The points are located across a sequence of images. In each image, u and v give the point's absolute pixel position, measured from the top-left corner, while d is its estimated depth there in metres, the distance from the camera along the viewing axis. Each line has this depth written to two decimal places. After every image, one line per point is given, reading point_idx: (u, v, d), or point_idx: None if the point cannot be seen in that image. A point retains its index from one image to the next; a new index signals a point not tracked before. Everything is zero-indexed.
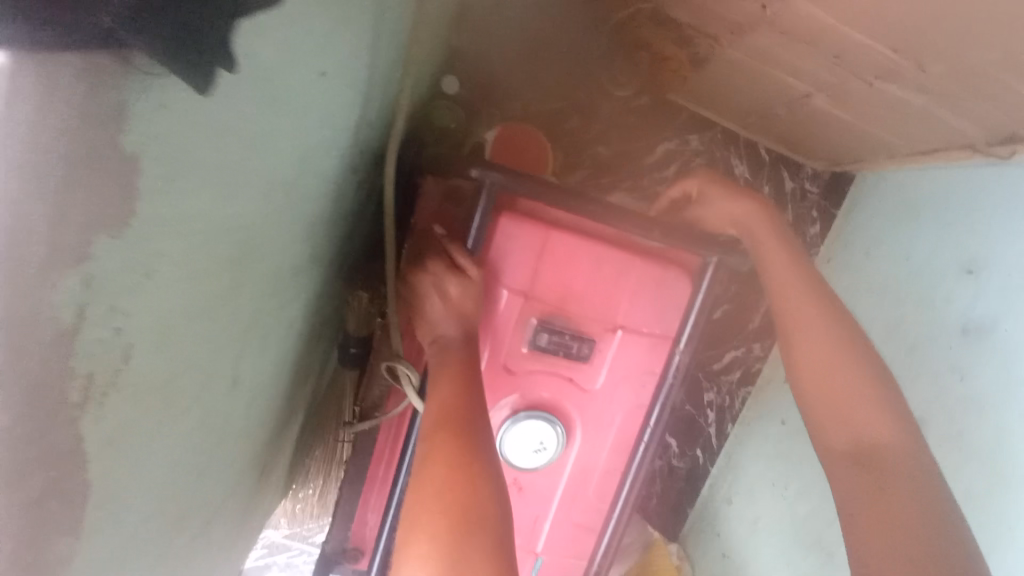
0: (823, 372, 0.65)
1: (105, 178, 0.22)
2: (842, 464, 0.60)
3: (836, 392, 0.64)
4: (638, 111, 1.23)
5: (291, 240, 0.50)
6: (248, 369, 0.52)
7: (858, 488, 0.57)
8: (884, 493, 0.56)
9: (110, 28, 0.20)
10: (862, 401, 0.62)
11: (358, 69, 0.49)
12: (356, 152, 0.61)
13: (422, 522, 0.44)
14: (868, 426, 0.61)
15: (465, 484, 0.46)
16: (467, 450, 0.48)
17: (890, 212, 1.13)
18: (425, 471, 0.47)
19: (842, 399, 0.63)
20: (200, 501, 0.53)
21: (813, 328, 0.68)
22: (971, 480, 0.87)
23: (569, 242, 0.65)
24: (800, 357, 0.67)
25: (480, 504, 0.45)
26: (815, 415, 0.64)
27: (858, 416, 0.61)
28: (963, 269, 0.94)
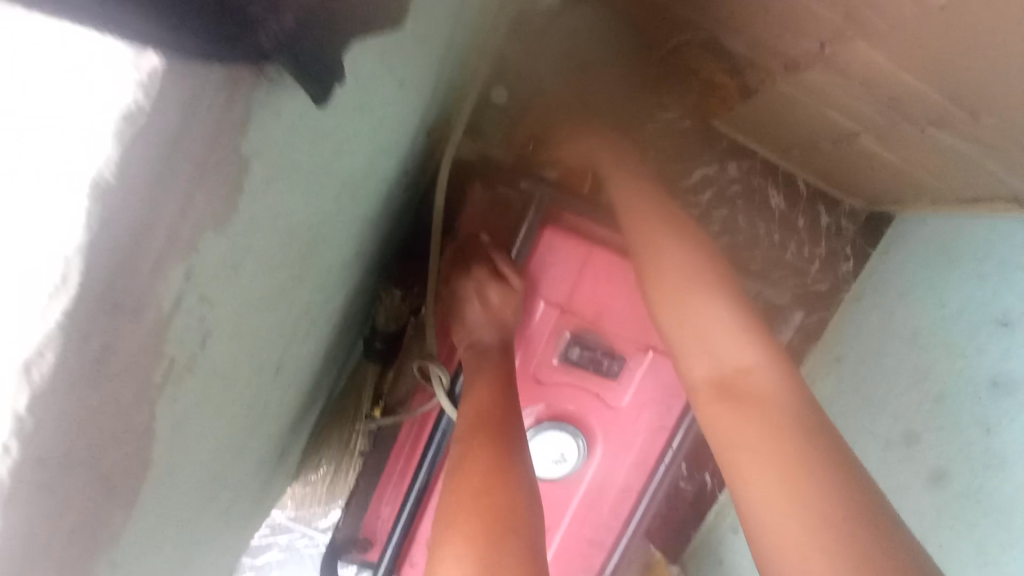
0: (686, 305, 0.59)
1: (221, 178, 0.24)
2: (715, 403, 0.53)
3: (701, 327, 0.57)
4: (679, 133, 1.23)
5: (345, 236, 0.51)
6: (291, 357, 0.54)
7: (735, 431, 0.50)
8: (760, 429, 0.49)
9: (266, 49, 0.21)
10: (725, 327, 0.56)
11: (426, 77, 0.50)
12: (410, 154, 0.62)
13: (458, 521, 0.44)
14: (737, 357, 0.54)
15: (500, 489, 0.47)
16: (500, 456, 0.50)
17: (926, 256, 1.12)
18: (462, 472, 0.49)
19: (707, 333, 0.57)
20: (229, 481, 0.54)
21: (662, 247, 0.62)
22: (985, 534, 0.87)
23: (610, 261, 0.65)
24: (663, 292, 0.61)
25: (514, 508, 0.46)
26: (692, 371, 0.56)
27: (723, 347, 0.55)
28: (997, 322, 0.93)
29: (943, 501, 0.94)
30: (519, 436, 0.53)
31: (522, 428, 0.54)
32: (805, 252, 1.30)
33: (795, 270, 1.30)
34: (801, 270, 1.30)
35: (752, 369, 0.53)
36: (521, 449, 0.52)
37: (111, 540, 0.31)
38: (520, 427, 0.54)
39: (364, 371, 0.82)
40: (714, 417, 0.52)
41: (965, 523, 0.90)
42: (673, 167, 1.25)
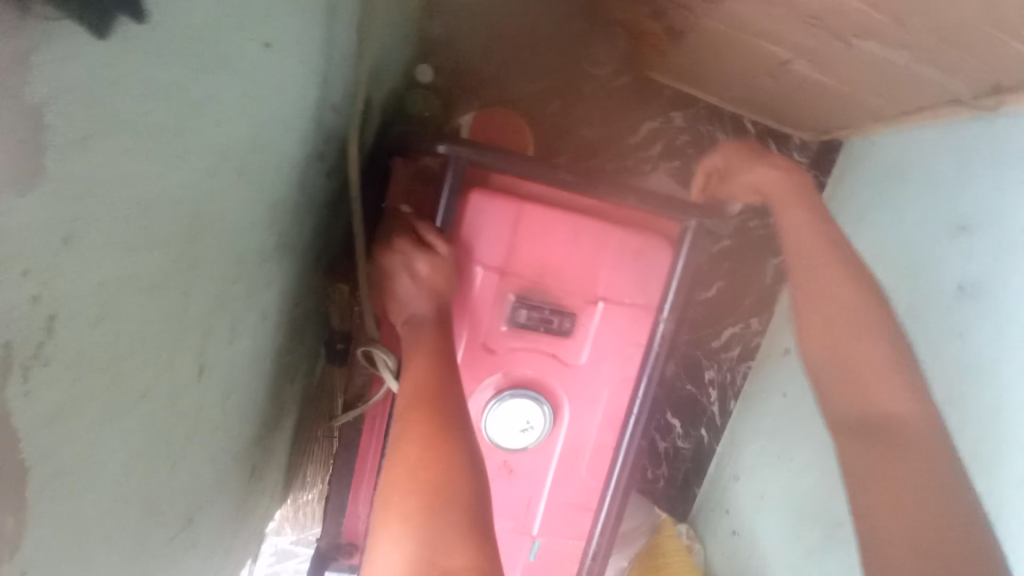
0: (849, 350, 0.66)
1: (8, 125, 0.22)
2: (851, 437, 0.62)
3: (845, 372, 0.66)
4: (618, 91, 1.23)
5: (250, 224, 0.49)
6: (219, 358, 0.52)
7: (874, 463, 0.59)
8: (898, 467, 0.58)
9: None
10: (871, 374, 0.64)
11: (309, 47, 0.49)
12: (323, 137, 0.60)
13: (395, 504, 0.46)
14: (883, 409, 0.62)
15: (437, 464, 0.47)
16: (438, 428, 0.49)
17: (879, 176, 1.12)
18: (398, 451, 0.48)
19: (857, 376, 0.64)
20: (175, 496, 0.53)
21: (829, 292, 0.69)
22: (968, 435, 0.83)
23: (542, 214, 0.63)
24: (812, 342, 0.69)
25: (452, 483, 0.46)
26: (837, 398, 0.65)
27: (878, 391, 0.62)
28: (955, 226, 0.92)
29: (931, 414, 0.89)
30: (461, 406, 0.52)
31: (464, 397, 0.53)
32: None
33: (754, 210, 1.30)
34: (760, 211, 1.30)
35: (899, 419, 0.61)
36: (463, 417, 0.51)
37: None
38: (461, 396, 0.53)
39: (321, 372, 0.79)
40: (846, 440, 0.63)
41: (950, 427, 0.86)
42: (617, 125, 1.24)
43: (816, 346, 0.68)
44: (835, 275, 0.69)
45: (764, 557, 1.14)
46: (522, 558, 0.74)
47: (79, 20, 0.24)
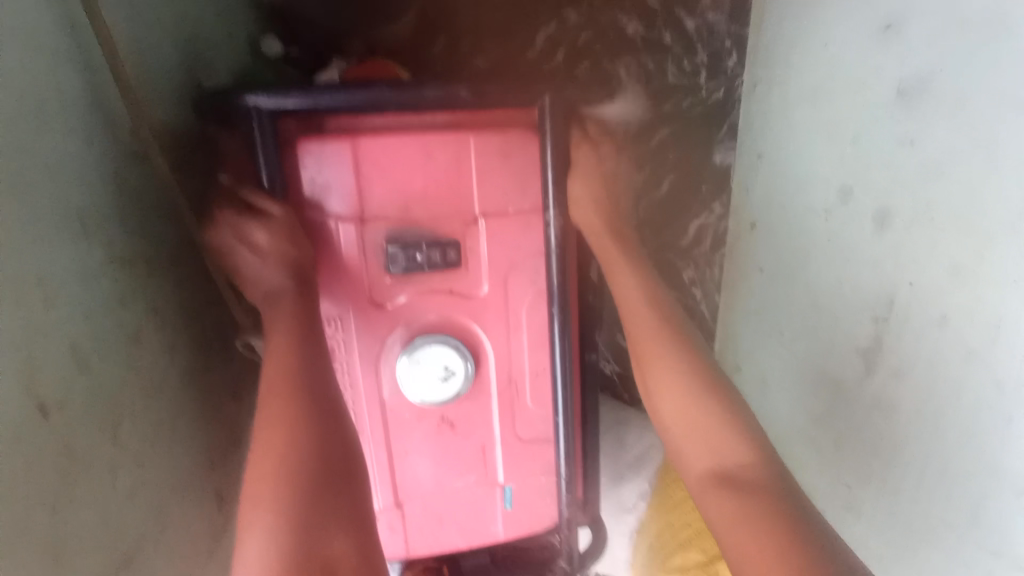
0: (677, 405, 0.67)
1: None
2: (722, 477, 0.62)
3: (701, 437, 0.65)
4: (495, 9, 1.16)
5: (32, 243, 0.45)
6: (71, 392, 0.49)
7: (724, 510, 0.58)
8: (741, 515, 0.56)
9: None
10: (712, 421, 0.65)
11: (27, 37, 0.45)
12: (118, 135, 0.55)
13: (267, 501, 0.43)
14: (722, 455, 0.63)
15: (310, 454, 0.46)
16: (306, 414, 0.47)
17: (790, 2, 0.99)
18: (259, 444, 0.46)
19: (680, 421, 0.66)
20: (84, 542, 0.50)
21: (670, 416, 0.67)
22: (956, 244, 0.70)
23: (382, 143, 0.57)
24: (663, 387, 0.69)
25: (328, 471, 0.46)
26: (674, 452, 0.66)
27: (692, 434, 0.65)
28: (881, 27, 0.81)
29: (896, 238, 0.80)
30: (330, 387, 0.50)
31: (332, 376, 0.51)
32: (685, 67, 1.20)
33: (682, 89, 1.22)
34: (690, 87, 1.21)
35: (736, 460, 0.62)
36: (335, 400, 0.49)
37: None
38: (331, 373, 0.51)
39: (207, 393, 0.74)
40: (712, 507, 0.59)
41: (917, 249, 0.76)
42: (509, 43, 1.18)
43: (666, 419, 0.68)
44: (645, 311, 0.72)
45: (782, 438, 1.07)
46: (497, 506, 0.71)
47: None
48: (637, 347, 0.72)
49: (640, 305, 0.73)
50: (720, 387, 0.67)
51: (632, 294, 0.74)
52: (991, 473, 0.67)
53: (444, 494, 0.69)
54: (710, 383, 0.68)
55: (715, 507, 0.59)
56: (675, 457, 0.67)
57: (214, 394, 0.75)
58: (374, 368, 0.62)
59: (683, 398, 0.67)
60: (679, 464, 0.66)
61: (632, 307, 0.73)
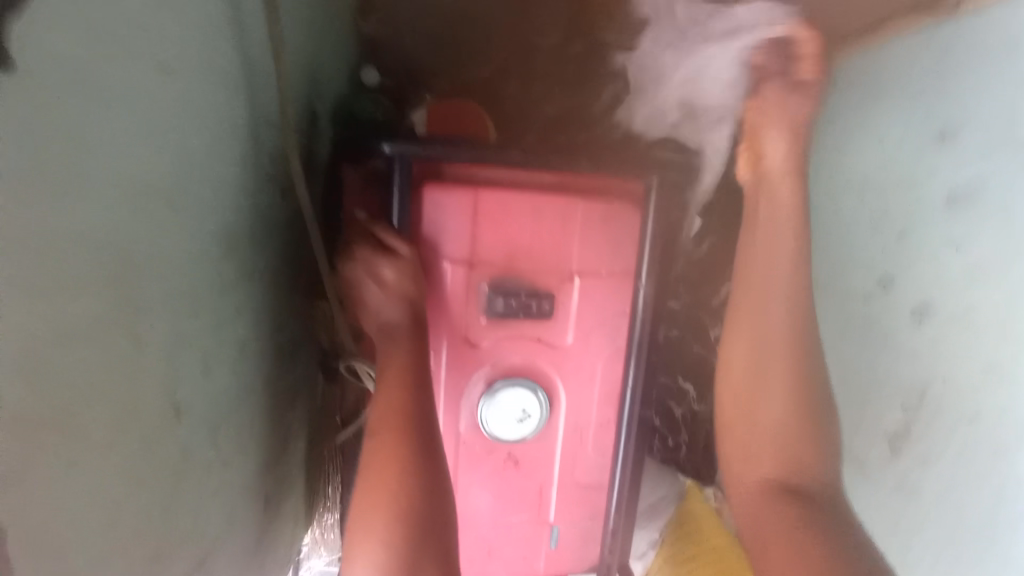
0: (771, 426, 0.67)
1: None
2: (781, 492, 0.62)
3: (777, 449, 0.65)
4: (571, 58, 1.13)
5: (195, 256, 0.47)
6: (195, 395, 0.51)
7: (772, 521, 0.59)
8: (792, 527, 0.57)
9: None
10: (799, 452, 0.64)
11: (221, 68, 0.47)
12: (265, 159, 0.60)
13: (372, 535, 0.44)
14: (797, 472, 0.63)
15: (413, 491, 0.46)
16: (412, 450, 0.48)
17: (846, 95, 1.03)
18: (369, 475, 0.47)
19: (768, 439, 0.66)
20: (177, 539, 0.52)
21: (761, 432, 0.67)
22: (993, 347, 0.76)
23: (501, 197, 0.62)
24: (761, 395, 0.69)
25: (427, 509, 0.46)
26: (741, 450, 0.69)
27: (774, 453, 0.65)
28: (935, 137, 0.86)
29: (933, 335, 0.84)
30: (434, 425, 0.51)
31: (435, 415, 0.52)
32: None
33: None
34: None
35: (807, 479, 0.63)
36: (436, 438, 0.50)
37: None
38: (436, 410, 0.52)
39: (276, 399, 0.76)
40: (761, 516, 0.61)
41: (954, 349, 0.82)
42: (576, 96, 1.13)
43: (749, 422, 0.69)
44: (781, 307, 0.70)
45: None
46: (544, 545, 0.74)
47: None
48: (754, 361, 0.71)
49: (776, 316, 0.70)
50: (817, 411, 0.67)
51: (770, 286, 0.71)
52: (994, 529, 0.77)
53: (496, 527, 0.72)
54: (810, 405, 0.67)
55: (766, 517, 0.60)
56: (740, 469, 0.68)
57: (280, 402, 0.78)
58: (456, 402, 0.66)
59: (769, 407, 0.67)
60: (738, 472, 0.68)
61: (770, 335, 0.70)
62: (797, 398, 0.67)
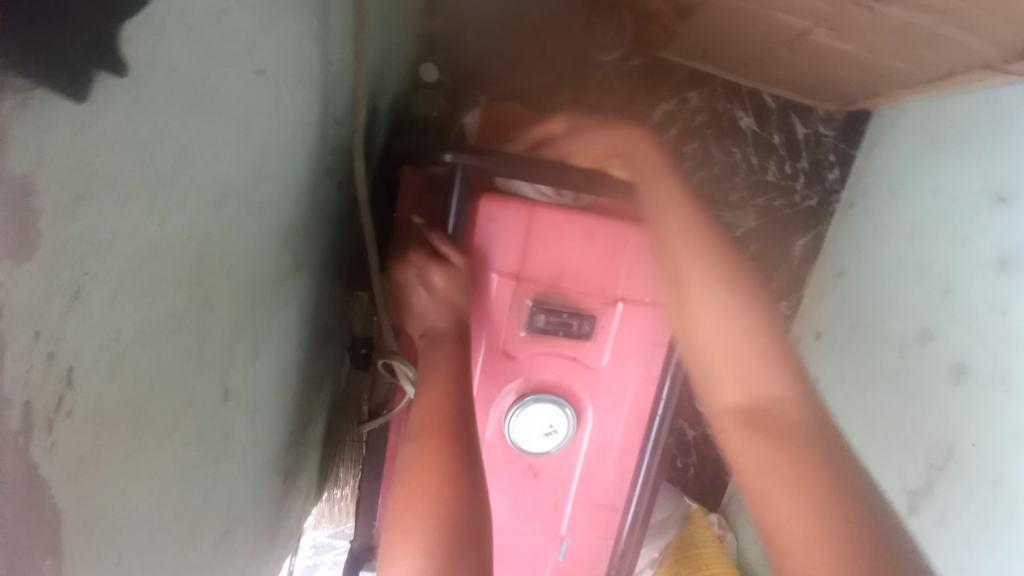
0: (718, 342, 0.57)
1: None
2: (748, 424, 0.53)
3: (737, 371, 0.55)
4: (629, 75, 1.13)
5: (259, 249, 0.48)
6: (243, 380, 0.53)
7: (757, 462, 0.51)
8: (775, 462, 0.50)
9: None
10: (754, 358, 0.54)
11: (302, 68, 0.47)
12: (330, 154, 0.60)
13: (411, 537, 0.44)
14: (761, 391, 0.54)
15: (453, 497, 0.46)
16: (454, 455, 0.48)
17: (908, 142, 1.02)
18: (410, 479, 0.47)
19: (723, 358, 0.56)
20: (212, 515, 0.54)
21: (712, 357, 0.57)
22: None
23: (555, 216, 0.62)
24: (696, 321, 0.58)
25: (466, 515, 0.45)
26: (704, 378, 0.58)
27: (733, 374, 0.55)
28: (994, 196, 0.83)
29: (966, 394, 0.83)
30: (474, 433, 0.50)
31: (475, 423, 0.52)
32: (787, 168, 1.20)
33: (777, 188, 1.21)
34: (786, 189, 1.21)
35: (778, 398, 0.53)
36: (475, 446, 0.50)
37: None
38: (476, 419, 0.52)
39: (307, 383, 0.78)
40: (738, 450, 0.53)
41: (985, 412, 0.79)
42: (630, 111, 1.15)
43: (695, 351, 0.58)
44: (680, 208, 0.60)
45: None
46: (551, 558, 0.74)
47: (34, 81, 0.21)
48: (670, 273, 0.61)
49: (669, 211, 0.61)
50: (757, 309, 0.56)
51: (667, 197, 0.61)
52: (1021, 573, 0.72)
53: (508, 533, 0.73)
54: (752, 302, 0.56)
55: (751, 459, 0.52)
56: (706, 391, 0.58)
57: (310, 385, 0.79)
58: (486, 410, 0.67)
59: (718, 320, 0.56)
60: (707, 406, 0.58)
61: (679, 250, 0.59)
62: (726, 293, 0.57)
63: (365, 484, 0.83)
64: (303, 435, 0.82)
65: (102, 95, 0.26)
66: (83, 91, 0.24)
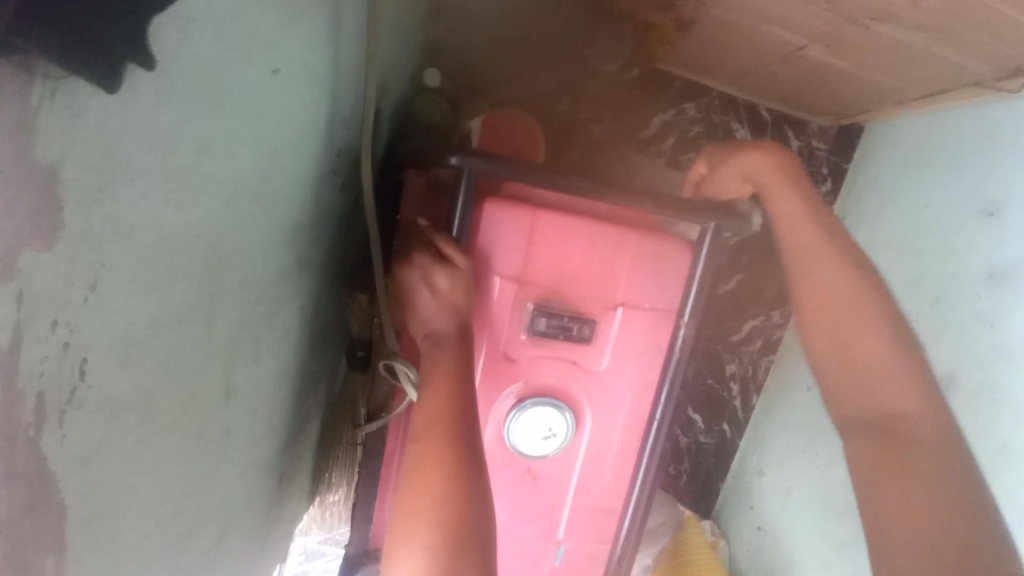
0: (856, 351, 0.60)
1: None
2: (869, 436, 0.57)
3: (863, 381, 0.59)
4: (628, 85, 1.14)
5: (265, 246, 0.48)
6: (245, 378, 0.52)
7: (880, 471, 0.55)
8: (903, 474, 0.54)
9: (24, 46, 0.20)
10: (900, 377, 0.58)
11: (315, 70, 0.48)
12: (335, 155, 0.60)
13: (416, 538, 0.44)
14: (903, 405, 0.57)
15: (457, 499, 0.46)
16: (458, 456, 0.48)
17: (900, 157, 1.04)
18: (414, 480, 0.47)
19: (863, 373, 0.59)
20: (209, 513, 0.53)
21: (854, 365, 0.60)
22: (1012, 423, 0.76)
23: (557, 221, 0.63)
24: (841, 329, 0.61)
25: (471, 517, 0.45)
26: (834, 387, 0.61)
27: (885, 386, 0.58)
28: (983, 211, 0.85)
29: (958, 405, 0.83)
30: (477, 434, 0.50)
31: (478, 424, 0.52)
32: None
33: None
34: None
35: (908, 407, 0.57)
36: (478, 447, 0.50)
37: None
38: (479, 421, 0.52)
39: (304, 384, 0.77)
40: (861, 459, 0.57)
41: (978, 422, 0.81)
42: (630, 119, 1.15)
43: (831, 360, 0.61)
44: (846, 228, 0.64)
45: (790, 554, 1.08)
46: (548, 562, 0.74)
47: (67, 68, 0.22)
48: (812, 287, 0.63)
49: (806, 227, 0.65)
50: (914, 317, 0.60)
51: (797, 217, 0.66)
52: None
53: (505, 536, 0.73)
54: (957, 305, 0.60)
55: (874, 471, 0.55)
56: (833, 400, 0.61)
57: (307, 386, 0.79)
58: (486, 412, 0.67)
59: (845, 335, 0.60)
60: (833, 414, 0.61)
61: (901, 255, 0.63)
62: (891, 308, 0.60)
63: (361, 487, 0.82)
64: (297, 437, 0.81)
65: (126, 89, 0.26)
66: (115, 80, 0.25)
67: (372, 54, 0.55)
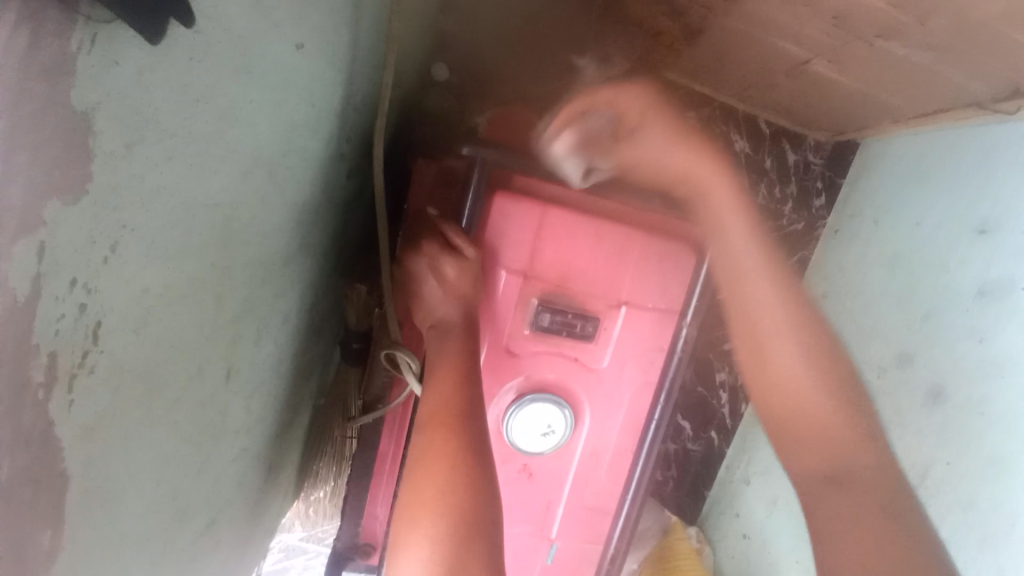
0: (797, 397, 0.58)
1: (32, 86, 0.20)
2: (823, 485, 0.55)
3: (810, 425, 0.57)
4: None
5: (274, 226, 0.47)
6: (245, 361, 0.51)
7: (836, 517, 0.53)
8: (865, 524, 0.51)
9: None
10: (845, 428, 0.55)
11: (335, 50, 0.47)
12: (345, 140, 0.60)
13: (422, 528, 0.43)
14: (850, 454, 0.55)
15: (464, 489, 0.45)
16: (466, 446, 0.47)
17: (894, 176, 1.06)
18: (422, 470, 0.46)
19: (809, 418, 0.57)
20: (200, 499, 0.51)
21: (798, 409, 0.58)
22: (997, 437, 0.78)
23: (566, 217, 0.63)
24: (780, 375, 0.59)
25: (478, 508, 0.45)
26: (785, 435, 0.59)
27: (829, 433, 0.56)
28: (975, 228, 0.87)
29: (943, 416, 0.86)
30: (482, 425, 0.50)
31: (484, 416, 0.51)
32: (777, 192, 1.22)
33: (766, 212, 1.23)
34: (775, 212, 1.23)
35: (860, 454, 0.55)
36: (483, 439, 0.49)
37: (53, 554, 0.29)
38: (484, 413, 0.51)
39: (298, 373, 0.76)
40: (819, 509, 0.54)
41: (965, 436, 0.82)
42: None
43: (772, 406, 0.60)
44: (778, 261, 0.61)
45: (775, 564, 1.08)
46: (539, 561, 0.74)
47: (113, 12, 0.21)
48: (751, 330, 0.62)
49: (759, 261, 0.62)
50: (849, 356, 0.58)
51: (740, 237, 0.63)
52: None
53: None
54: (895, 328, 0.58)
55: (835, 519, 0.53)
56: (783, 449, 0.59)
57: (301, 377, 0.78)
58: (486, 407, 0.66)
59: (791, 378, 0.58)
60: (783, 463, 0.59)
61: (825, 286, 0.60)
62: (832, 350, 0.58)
63: (351, 482, 0.81)
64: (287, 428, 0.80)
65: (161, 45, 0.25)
66: (161, 32, 0.24)
67: (391, 39, 0.54)
